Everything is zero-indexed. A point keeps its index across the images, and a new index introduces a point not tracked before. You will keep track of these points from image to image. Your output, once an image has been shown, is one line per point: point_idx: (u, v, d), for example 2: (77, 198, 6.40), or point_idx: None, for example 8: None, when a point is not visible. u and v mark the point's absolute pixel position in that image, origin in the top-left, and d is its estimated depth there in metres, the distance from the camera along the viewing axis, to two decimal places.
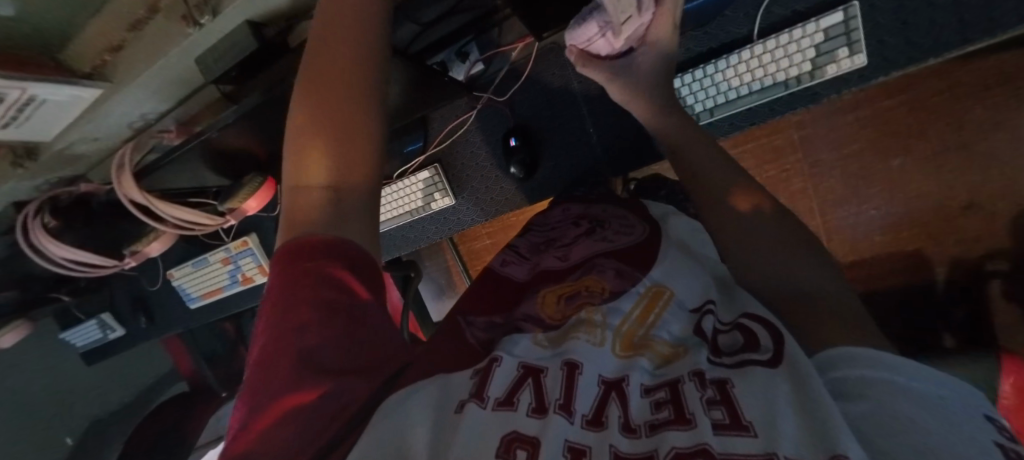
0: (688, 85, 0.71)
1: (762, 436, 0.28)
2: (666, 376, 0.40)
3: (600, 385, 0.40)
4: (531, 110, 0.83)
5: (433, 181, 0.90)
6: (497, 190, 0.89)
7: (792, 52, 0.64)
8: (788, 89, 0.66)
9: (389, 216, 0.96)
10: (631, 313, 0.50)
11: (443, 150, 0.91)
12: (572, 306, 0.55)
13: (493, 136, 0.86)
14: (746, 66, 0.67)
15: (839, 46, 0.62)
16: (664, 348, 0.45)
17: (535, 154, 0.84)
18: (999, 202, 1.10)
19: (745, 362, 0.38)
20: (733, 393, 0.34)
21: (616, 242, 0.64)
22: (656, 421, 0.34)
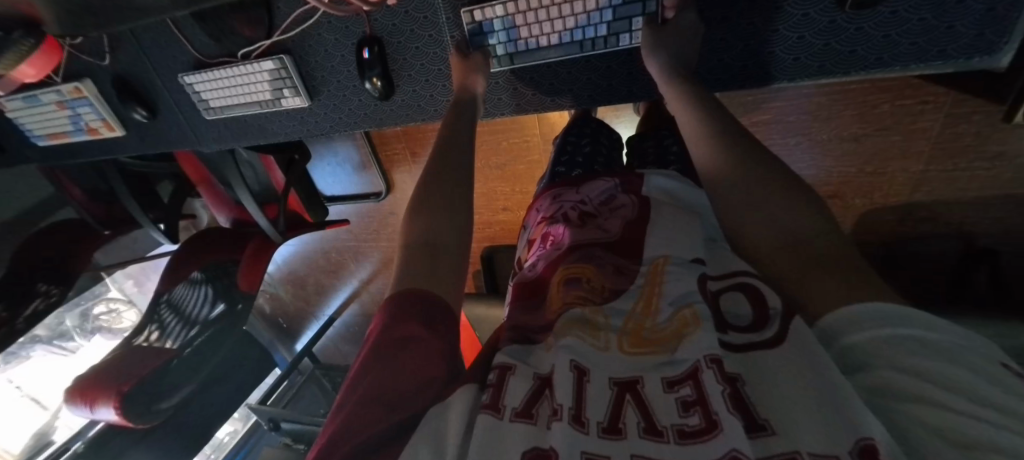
0: (488, 17, 0.65)
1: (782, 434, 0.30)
2: (684, 364, 0.36)
3: (613, 387, 0.37)
4: (389, 20, 0.73)
5: (280, 74, 0.80)
6: (355, 101, 0.83)
7: (590, 9, 0.60)
8: (581, 51, 0.64)
9: (235, 102, 0.86)
10: (633, 307, 0.44)
11: (292, 37, 0.78)
12: (571, 295, 0.47)
13: (347, 41, 0.76)
14: (546, 12, 0.62)
15: (632, 14, 0.59)
16: (670, 325, 0.41)
17: (391, 71, 0.77)
18: (857, 198, 1.20)
19: (750, 345, 0.38)
20: (743, 390, 0.34)
21: (610, 224, 0.56)
22: (685, 427, 0.32)
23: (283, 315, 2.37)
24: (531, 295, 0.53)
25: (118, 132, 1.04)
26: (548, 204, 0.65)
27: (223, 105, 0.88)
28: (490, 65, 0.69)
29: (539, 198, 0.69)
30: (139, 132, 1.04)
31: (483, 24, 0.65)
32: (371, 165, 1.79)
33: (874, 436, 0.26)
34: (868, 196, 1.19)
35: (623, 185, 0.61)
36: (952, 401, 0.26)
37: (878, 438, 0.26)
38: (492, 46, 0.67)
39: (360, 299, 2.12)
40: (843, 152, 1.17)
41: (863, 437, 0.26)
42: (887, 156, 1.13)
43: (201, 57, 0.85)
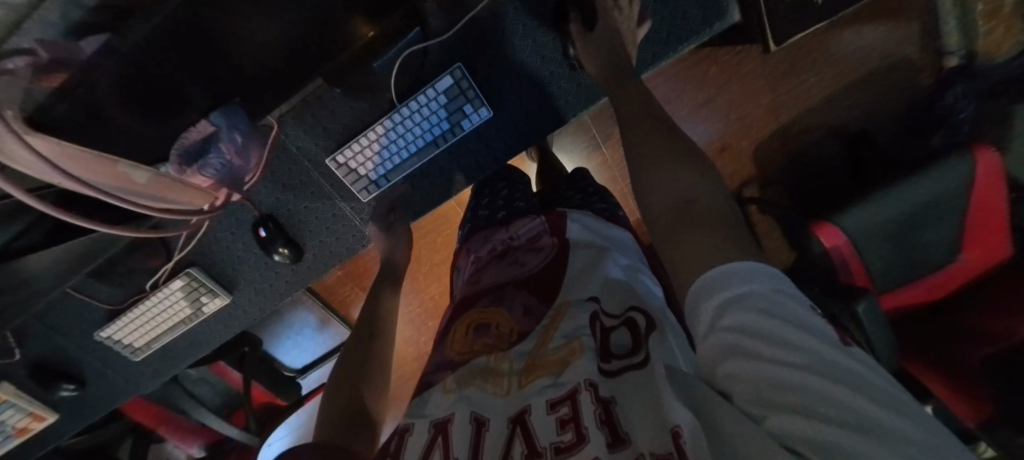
0: (350, 158, 0.73)
1: (637, 443, 0.30)
2: (565, 385, 0.37)
3: (507, 425, 0.37)
4: (272, 196, 0.79)
5: (192, 286, 0.82)
6: (271, 276, 0.85)
7: (428, 115, 0.70)
8: (438, 148, 0.73)
9: (159, 330, 0.86)
10: (533, 346, 0.45)
11: (192, 250, 0.82)
12: (479, 343, 0.50)
13: (243, 230, 0.81)
14: (394, 134, 0.71)
15: (462, 103, 0.69)
16: (558, 351, 0.42)
17: (293, 235, 0.81)
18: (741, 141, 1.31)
19: (624, 369, 0.37)
20: (615, 410, 0.34)
21: (529, 266, 0.58)
22: (561, 443, 0.33)
23: None
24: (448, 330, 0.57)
25: (52, 415, 0.96)
26: (479, 244, 0.69)
27: (148, 338, 0.87)
28: (371, 193, 0.76)
29: (469, 240, 0.72)
30: (76, 406, 1.00)
31: (346, 163, 0.73)
32: (328, 316, 1.77)
33: (677, 426, 0.27)
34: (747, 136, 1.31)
35: (549, 225, 0.64)
36: (767, 366, 0.25)
37: (682, 426, 0.27)
38: (365, 178, 0.75)
39: None
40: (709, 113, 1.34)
41: (672, 428, 0.27)
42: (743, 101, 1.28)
43: (110, 307, 0.85)
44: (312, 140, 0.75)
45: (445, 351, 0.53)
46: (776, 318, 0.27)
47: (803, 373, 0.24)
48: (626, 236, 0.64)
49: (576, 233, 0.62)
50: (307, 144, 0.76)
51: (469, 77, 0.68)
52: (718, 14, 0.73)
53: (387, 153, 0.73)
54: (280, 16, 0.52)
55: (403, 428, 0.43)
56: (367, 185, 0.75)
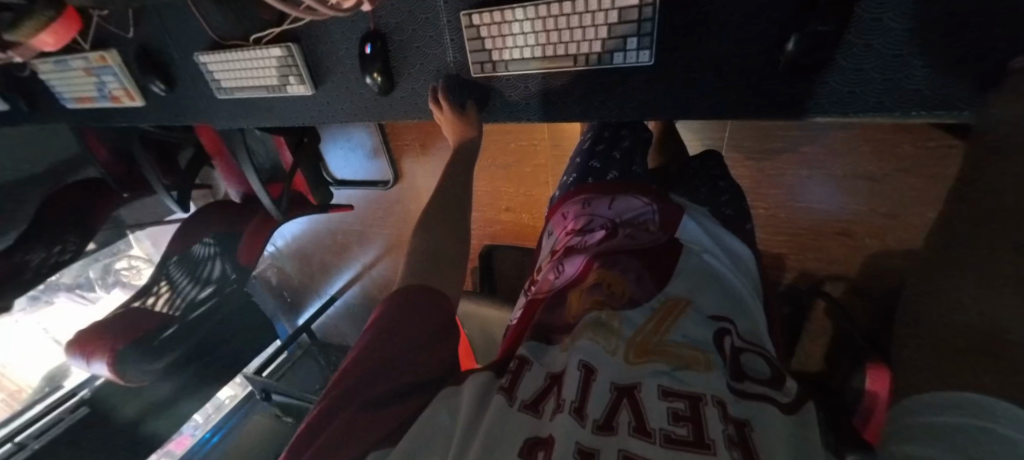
0: (484, 24, 0.65)
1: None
2: (687, 386, 0.37)
3: (612, 390, 0.38)
4: (392, 18, 0.74)
5: (286, 62, 0.82)
6: (357, 94, 0.84)
7: (586, 25, 0.59)
8: (574, 66, 0.64)
9: (244, 84, 0.89)
10: (645, 323, 0.45)
11: (302, 28, 0.80)
12: (590, 299, 0.48)
13: (351, 37, 0.77)
14: (541, 26, 0.61)
15: (629, 34, 0.58)
16: (680, 350, 0.41)
17: (393, 68, 0.77)
18: (868, 237, 1.19)
19: (761, 396, 0.39)
20: (750, 436, 0.34)
21: (636, 233, 0.57)
22: (672, 434, 0.33)
23: (287, 289, 2.43)
24: (552, 303, 0.54)
25: (138, 101, 1.08)
26: (575, 203, 0.66)
27: (233, 85, 0.90)
28: (482, 72, 0.70)
29: (564, 201, 0.69)
30: (159, 103, 1.08)
31: (477, 27, 0.65)
32: (382, 151, 1.82)
33: None
34: (879, 237, 1.18)
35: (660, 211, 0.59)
36: None
37: None
38: (487, 54, 0.68)
39: (361, 281, 2.17)
40: (855, 190, 1.17)
41: None
42: (896, 202, 1.14)
43: (216, 38, 0.87)
44: None
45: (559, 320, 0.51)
46: None
47: None
48: (749, 255, 0.59)
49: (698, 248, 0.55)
50: None
51: (655, 9, 0.56)
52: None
53: (522, 42, 0.64)
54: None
55: (521, 357, 0.46)
56: (483, 62, 0.69)
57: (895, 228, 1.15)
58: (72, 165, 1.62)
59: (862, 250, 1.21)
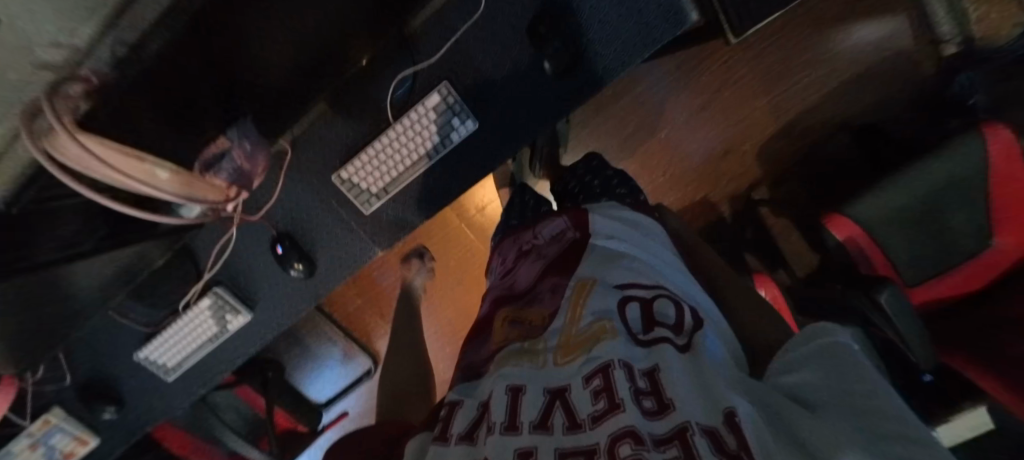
0: (354, 172, 0.80)
1: (679, 409, 0.36)
2: (598, 360, 0.44)
3: (545, 394, 0.43)
4: (286, 214, 0.85)
5: (218, 304, 0.89)
6: (289, 291, 0.90)
7: (420, 129, 0.77)
8: (430, 159, 0.79)
9: (188, 350, 0.93)
10: (564, 323, 0.55)
11: (220, 270, 0.89)
12: (513, 332, 0.61)
13: (262, 248, 0.87)
14: (391, 149, 0.78)
15: (450, 117, 0.76)
16: (589, 329, 0.50)
17: (308, 251, 0.87)
18: (743, 144, 1.43)
19: (661, 341, 0.48)
20: (660, 382, 0.41)
21: (548, 256, 0.73)
22: (596, 412, 0.37)
23: None
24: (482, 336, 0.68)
25: (93, 441, 1.02)
26: (510, 248, 0.84)
27: (179, 358, 0.93)
28: (373, 205, 0.83)
29: (502, 247, 0.87)
30: (115, 428, 1.04)
31: (349, 178, 0.79)
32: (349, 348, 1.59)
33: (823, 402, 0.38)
34: (746, 141, 1.43)
35: (571, 222, 0.77)
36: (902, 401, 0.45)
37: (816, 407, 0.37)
38: (366, 191, 0.81)
39: None
40: (706, 118, 1.42)
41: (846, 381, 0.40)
42: (738, 100, 1.40)
43: (148, 327, 0.93)
44: (317, 157, 0.82)
45: (487, 348, 0.63)
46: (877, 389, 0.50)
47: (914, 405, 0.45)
48: (647, 218, 0.76)
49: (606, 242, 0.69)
50: (313, 162, 0.82)
51: (457, 93, 0.76)
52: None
53: (389, 167, 0.79)
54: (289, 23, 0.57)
55: (454, 401, 0.54)
56: (371, 197, 0.82)
57: (750, 121, 1.41)
58: None
59: (745, 153, 1.44)
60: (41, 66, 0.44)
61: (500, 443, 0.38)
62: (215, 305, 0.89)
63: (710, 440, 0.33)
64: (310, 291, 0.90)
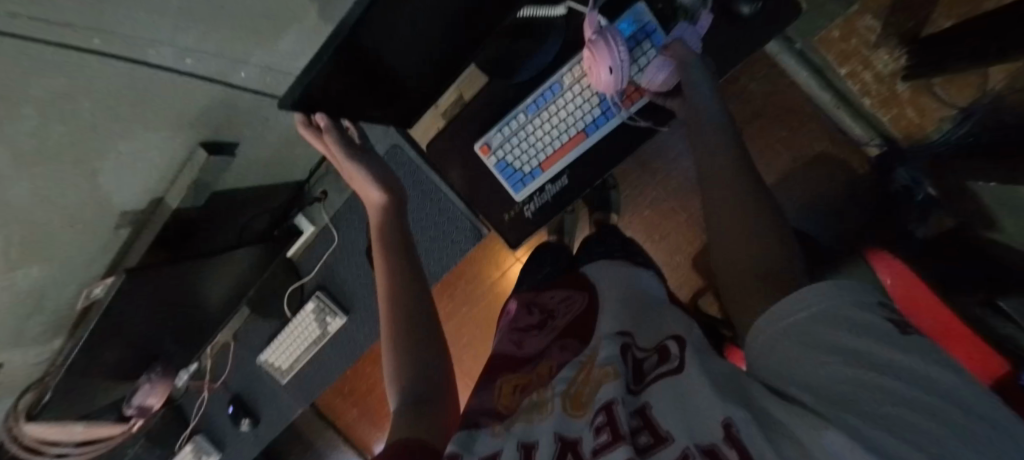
0: (270, 356, 1.08)
1: (677, 438, 0.37)
2: (600, 402, 0.44)
3: (558, 443, 0.43)
4: (236, 382, 1.16)
5: (196, 450, 1.21)
6: (244, 438, 1.20)
7: (305, 325, 1.03)
8: (318, 344, 1.05)
9: None
10: (575, 373, 0.53)
11: (202, 422, 1.25)
12: (524, 391, 0.57)
13: (223, 408, 1.19)
14: (290, 339, 1.05)
15: (323, 315, 1.02)
16: (598, 382, 0.49)
17: (252, 409, 1.15)
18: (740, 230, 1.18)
19: (661, 376, 0.47)
20: (651, 415, 0.42)
21: (560, 323, 0.69)
22: (599, 447, 0.39)
23: None
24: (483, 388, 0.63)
25: None
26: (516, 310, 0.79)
27: None
28: (285, 377, 1.09)
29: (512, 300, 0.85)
30: None
31: (265, 360, 1.08)
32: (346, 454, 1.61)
33: (729, 418, 0.35)
34: None
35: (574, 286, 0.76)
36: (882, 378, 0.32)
37: (733, 417, 0.35)
38: (279, 367, 1.09)
39: None
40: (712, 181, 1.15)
41: (722, 420, 0.35)
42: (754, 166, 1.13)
43: None
44: (251, 342, 1.12)
45: (485, 400, 0.59)
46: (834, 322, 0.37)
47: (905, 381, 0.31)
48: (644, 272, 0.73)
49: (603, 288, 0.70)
50: (249, 346, 1.12)
51: (328, 298, 1.02)
52: (497, 215, 0.86)
53: (290, 352, 1.06)
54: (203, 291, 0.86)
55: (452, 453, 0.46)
56: (283, 372, 1.09)
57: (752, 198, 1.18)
58: None
59: None
60: (36, 362, 0.76)
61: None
62: (193, 451, 1.20)
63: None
64: (255, 439, 1.19)
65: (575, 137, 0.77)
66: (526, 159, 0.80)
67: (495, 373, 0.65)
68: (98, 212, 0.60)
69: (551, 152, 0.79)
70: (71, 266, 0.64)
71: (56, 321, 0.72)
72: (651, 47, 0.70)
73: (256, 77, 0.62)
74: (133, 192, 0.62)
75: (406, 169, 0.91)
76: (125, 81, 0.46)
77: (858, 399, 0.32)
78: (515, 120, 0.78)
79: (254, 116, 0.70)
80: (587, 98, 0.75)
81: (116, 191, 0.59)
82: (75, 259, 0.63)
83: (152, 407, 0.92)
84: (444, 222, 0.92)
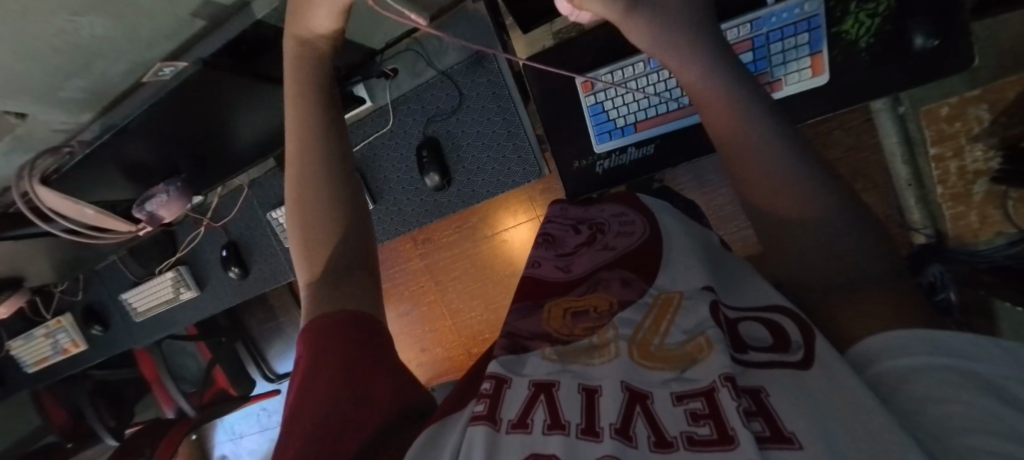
0: (282, 215, 1.05)
1: (810, 447, 0.25)
2: (697, 381, 0.34)
3: (624, 392, 0.34)
4: (237, 228, 1.14)
5: (178, 279, 1.22)
6: (225, 285, 1.20)
7: None
8: None
9: (153, 304, 1.28)
10: (642, 320, 0.44)
11: (189, 254, 1.25)
12: (579, 326, 0.46)
13: (215, 248, 1.18)
14: None
15: None
16: (682, 347, 0.39)
17: (245, 260, 1.14)
18: None
19: (775, 364, 0.35)
20: (769, 403, 0.30)
21: (616, 249, 0.58)
22: (694, 435, 0.29)
23: None
24: (531, 304, 0.53)
25: (81, 347, 1.39)
26: (558, 222, 0.70)
27: (146, 307, 1.29)
28: (290, 241, 1.07)
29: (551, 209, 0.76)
30: (98, 344, 1.39)
31: (276, 218, 1.05)
32: None
33: None
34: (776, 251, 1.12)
35: (634, 209, 0.66)
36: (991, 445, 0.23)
37: None
38: (287, 231, 1.06)
39: None
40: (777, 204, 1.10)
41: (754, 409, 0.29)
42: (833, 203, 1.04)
43: (140, 277, 1.30)
44: (264, 195, 1.08)
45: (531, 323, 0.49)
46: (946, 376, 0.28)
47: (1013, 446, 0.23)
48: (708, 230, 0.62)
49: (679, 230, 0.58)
50: (261, 199, 1.08)
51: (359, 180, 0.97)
52: (566, 160, 0.82)
53: None
54: (244, 124, 0.81)
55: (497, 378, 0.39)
56: (290, 236, 1.07)
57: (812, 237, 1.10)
58: (25, 439, 1.74)
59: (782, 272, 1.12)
60: (58, 130, 0.72)
61: (507, 450, 0.31)
62: (176, 277, 1.22)
63: None
64: (236, 290, 1.18)
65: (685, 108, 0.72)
66: (624, 113, 0.75)
67: (541, 297, 0.54)
68: None
69: (651, 116, 0.74)
70: (136, 41, 0.59)
71: (95, 94, 0.67)
72: (806, 43, 0.66)
73: None
74: None
75: (490, 77, 0.85)
76: None
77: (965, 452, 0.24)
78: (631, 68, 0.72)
79: None
80: None
81: None
82: (142, 34, 0.57)
83: (167, 218, 0.87)
84: (509, 146, 0.87)
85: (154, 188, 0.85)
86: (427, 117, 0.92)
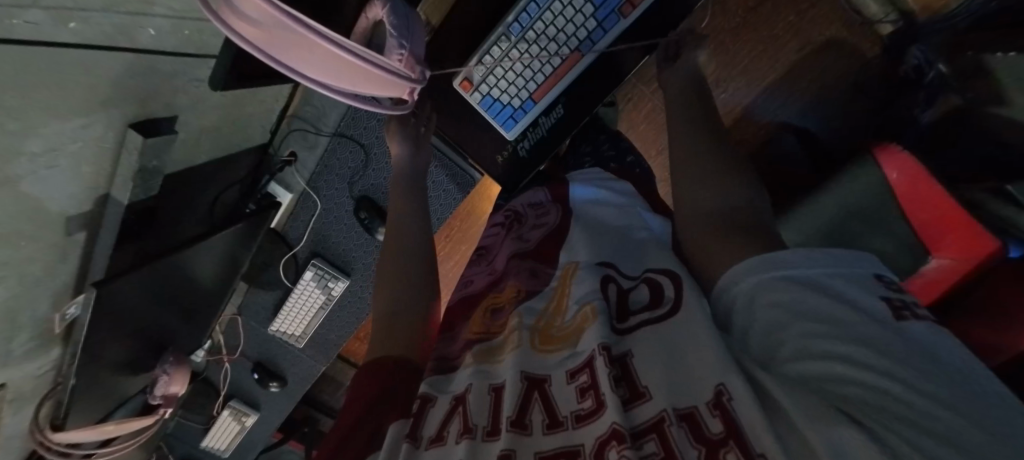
0: (281, 323, 1.08)
1: (656, 396, 0.31)
2: (583, 354, 0.36)
3: (522, 381, 0.36)
4: (253, 349, 1.17)
5: (234, 411, 1.29)
6: (274, 395, 1.26)
7: (308, 292, 1.00)
8: (326, 307, 1.04)
9: (228, 439, 1.36)
10: (545, 306, 0.46)
11: (230, 387, 1.30)
12: (497, 322, 0.48)
13: (246, 372, 1.23)
14: (296, 305, 1.04)
15: (326, 280, 0.99)
16: (574, 321, 0.42)
17: (276, 371, 1.18)
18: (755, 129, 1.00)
19: (642, 324, 0.40)
20: (632, 366, 0.35)
21: (531, 241, 0.60)
22: (581, 411, 0.32)
23: None
24: (456, 321, 0.55)
25: None
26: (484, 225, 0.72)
27: (224, 444, 1.37)
28: (302, 339, 1.10)
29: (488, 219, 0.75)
30: None
31: (277, 328, 1.08)
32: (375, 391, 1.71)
33: (720, 382, 0.29)
34: (744, 122, 1.00)
35: (552, 195, 0.66)
36: (856, 364, 0.26)
37: (725, 382, 0.29)
38: (293, 333, 1.10)
39: None
40: (736, 69, 0.97)
41: (625, 353, 0.37)
42: (774, 52, 0.94)
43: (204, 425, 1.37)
44: (256, 312, 1.10)
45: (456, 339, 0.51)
46: (799, 288, 0.32)
47: (855, 362, 0.26)
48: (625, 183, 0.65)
49: (586, 211, 0.60)
50: (256, 315, 1.10)
51: (326, 264, 0.98)
52: (489, 158, 0.78)
53: (300, 317, 1.06)
54: (193, 281, 0.81)
55: (421, 394, 0.40)
56: (299, 335, 1.10)
57: (784, 90, 0.95)
58: None
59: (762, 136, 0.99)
60: (40, 375, 0.73)
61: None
62: (232, 411, 1.29)
63: (688, 432, 0.28)
64: (287, 397, 1.24)
65: (570, 58, 0.67)
66: (515, 91, 0.71)
67: (463, 314, 0.55)
68: (44, 227, 0.52)
69: (543, 79, 0.69)
70: (38, 283, 0.57)
71: (44, 337, 0.67)
72: None
73: (167, 32, 0.50)
74: (71, 195, 0.53)
75: (377, 116, 0.82)
76: (21, 71, 0.36)
77: (824, 368, 0.27)
78: (497, 48, 0.68)
79: (181, 77, 0.58)
80: (576, 7, 0.64)
81: (56, 199, 0.51)
82: (39, 277, 0.56)
83: (177, 392, 0.92)
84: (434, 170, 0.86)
85: (153, 370, 0.88)
86: (346, 181, 0.89)
